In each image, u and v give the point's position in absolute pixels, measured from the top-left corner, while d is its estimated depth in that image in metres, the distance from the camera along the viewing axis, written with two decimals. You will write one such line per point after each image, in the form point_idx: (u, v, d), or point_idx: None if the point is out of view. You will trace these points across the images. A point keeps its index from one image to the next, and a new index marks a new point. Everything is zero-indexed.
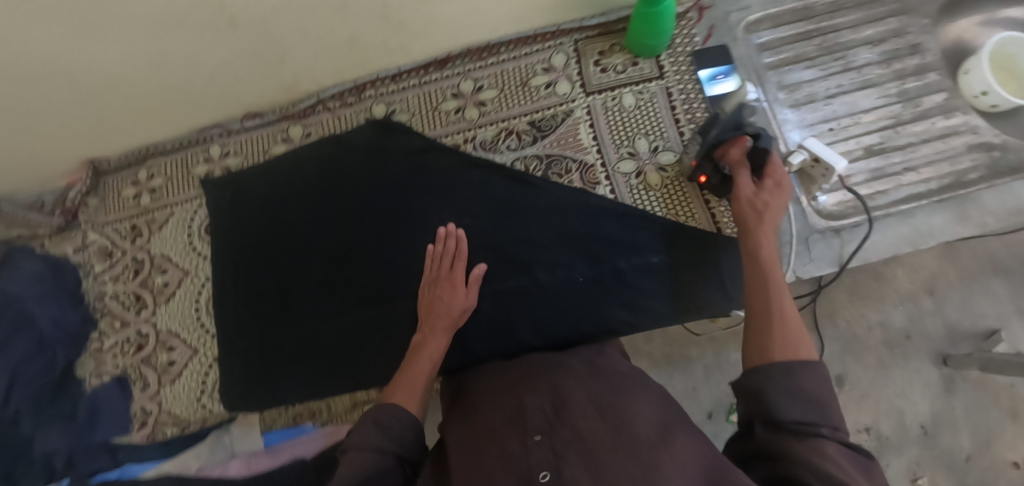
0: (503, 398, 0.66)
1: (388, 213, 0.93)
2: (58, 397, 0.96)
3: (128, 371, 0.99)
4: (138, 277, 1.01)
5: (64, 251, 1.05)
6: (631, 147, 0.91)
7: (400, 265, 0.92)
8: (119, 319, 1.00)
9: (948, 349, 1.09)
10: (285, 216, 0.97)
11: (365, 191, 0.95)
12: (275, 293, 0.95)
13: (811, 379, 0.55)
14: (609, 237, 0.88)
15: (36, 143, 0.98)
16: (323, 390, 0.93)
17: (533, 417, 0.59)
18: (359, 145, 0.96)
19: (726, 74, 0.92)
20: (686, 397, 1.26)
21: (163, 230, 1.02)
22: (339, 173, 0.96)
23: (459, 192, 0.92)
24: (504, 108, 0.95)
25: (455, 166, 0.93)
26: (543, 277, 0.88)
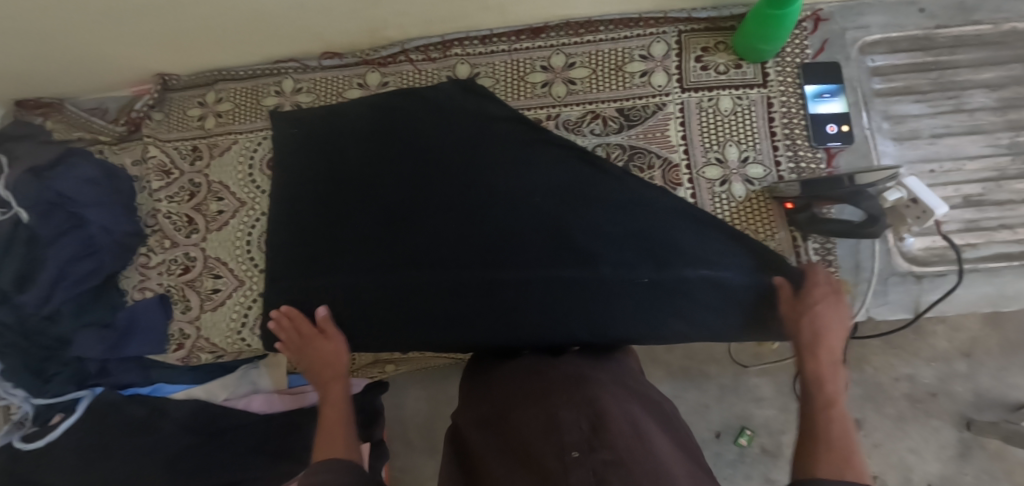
0: (532, 407, 0.68)
1: (455, 179, 0.90)
2: (98, 303, 0.95)
3: (171, 291, 0.97)
4: (193, 200, 1.00)
5: (122, 161, 1.04)
6: (720, 154, 0.87)
7: (459, 233, 0.89)
8: (169, 238, 0.99)
9: (972, 415, 1.03)
10: (347, 164, 0.94)
11: (436, 156, 0.91)
12: (327, 241, 0.92)
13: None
14: (674, 245, 0.84)
15: (110, 48, 0.96)
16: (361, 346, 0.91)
17: (571, 434, 0.61)
18: (437, 102, 0.92)
19: (832, 94, 0.88)
20: (695, 412, 1.26)
21: (224, 156, 1.00)
22: (411, 131, 0.93)
23: (531, 169, 0.89)
24: (594, 91, 0.91)
25: (532, 142, 0.89)
26: (605, 271, 0.85)
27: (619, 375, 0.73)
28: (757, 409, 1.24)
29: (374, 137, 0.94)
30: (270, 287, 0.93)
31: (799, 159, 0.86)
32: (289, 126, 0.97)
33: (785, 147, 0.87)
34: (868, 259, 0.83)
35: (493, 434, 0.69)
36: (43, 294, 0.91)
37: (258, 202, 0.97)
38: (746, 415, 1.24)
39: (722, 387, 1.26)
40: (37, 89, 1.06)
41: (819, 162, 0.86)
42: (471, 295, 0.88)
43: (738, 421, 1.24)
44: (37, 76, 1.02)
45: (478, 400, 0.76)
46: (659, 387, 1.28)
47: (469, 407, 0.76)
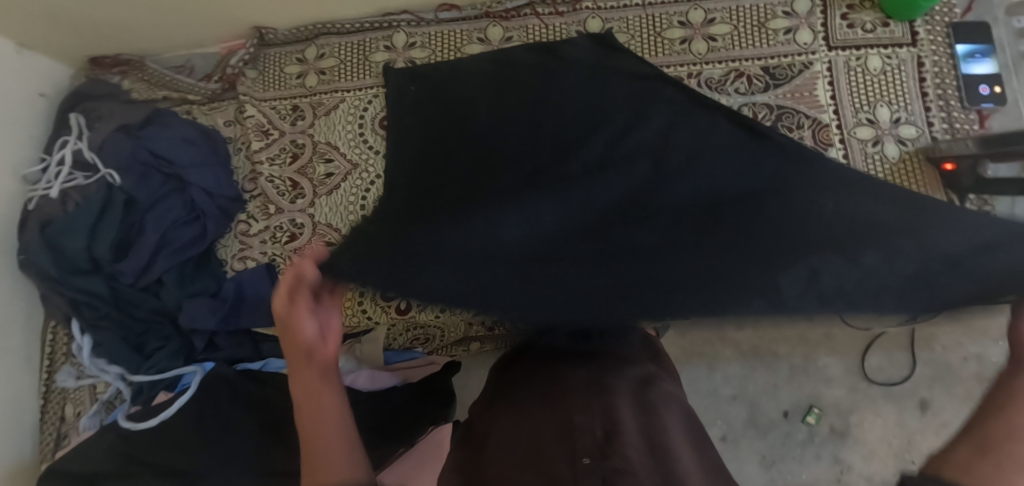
0: (547, 409, 0.63)
1: (581, 122, 0.79)
2: (199, 271, 0.90)
3: (277, 260, 0.90)
4: (297, 163, 0.93)
5: (214, 122, 0.97)
6: (872, 114, 0.84)
7: (584, 167, 0.74)
8: (272, 204, 0.92)
9: None
10: (464, 113, 0.85)
11: (563, 104, 0.82)
12: (431, 194, 0.80)
13: None
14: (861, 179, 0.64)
15: (210, 1, 0.88)
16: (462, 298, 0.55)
17: (583, 440, 0.55)
18: (574, 57, 0.87)
19: (983, 54, 0.85)
20: None
21: (331, 116, 0.93)
22: (539, 84, 0.85)
23: (661, 108, 0.77)
24: (737, 48, 0.87)
25: (676, 93, 0.81)
26: (775, 207, 0.62)
27: (642, 392, 0.66)
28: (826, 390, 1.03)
29: (497, 90, 0.86)
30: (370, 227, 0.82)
31: (953, 120, 0.84)
32: (405, 82, 0.90)
33: (938, 107, 0.84)
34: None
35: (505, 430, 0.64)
36: (144, 263, 0.86)
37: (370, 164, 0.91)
38: (815, 395, 1.04)
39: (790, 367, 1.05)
40: (117, 44, 0.97)
41: (972, 124, 0.84)
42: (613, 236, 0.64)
43: (806, 401, 1.03)
44: (122, 30, 0.93)
45: (492, 400, 0.73)
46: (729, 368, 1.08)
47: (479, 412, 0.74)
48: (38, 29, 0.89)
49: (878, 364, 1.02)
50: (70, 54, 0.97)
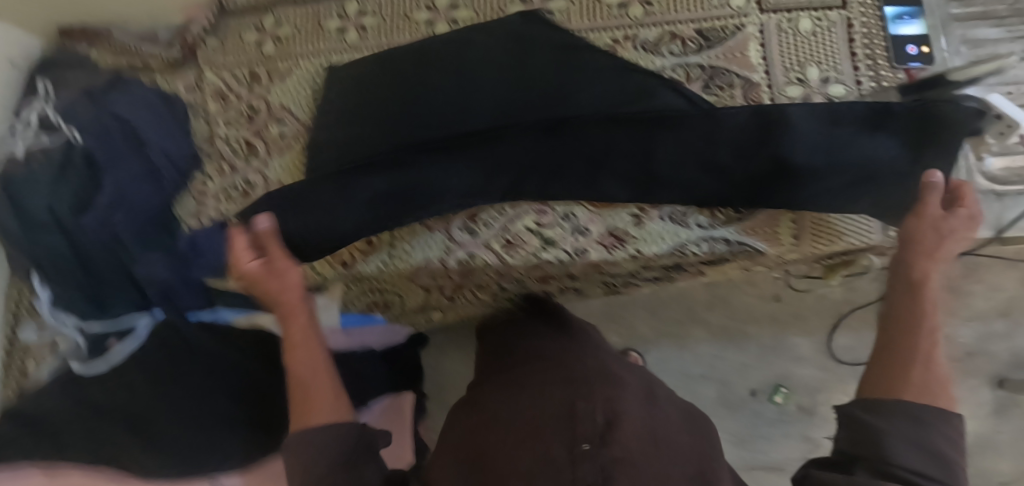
0: (552, 394, 0.66)
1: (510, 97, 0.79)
2: (158, 228, 0.92)
3: (230, 217, 0.94)
4: (252, 125, 0.96)
5: (177, 89, 1.00)
6: (801, 74, 0.87)
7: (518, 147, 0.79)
8: (227, 164, 0.96)
9: (1004, 375, 1.41)
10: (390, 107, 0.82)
11: (496, 92, 0.80)
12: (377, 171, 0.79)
13: (946, 438, 0.58)
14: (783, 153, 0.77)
15: None
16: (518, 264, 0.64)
17: (585, 426, 0.59)
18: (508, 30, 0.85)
19: (912, 16, 0.88)
20: (737, 371, 1.52)
21: (285, 81, 0.97)
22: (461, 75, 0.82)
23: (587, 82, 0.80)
24: (672, 12, 0.90)
25: (605, 67, 0.80)
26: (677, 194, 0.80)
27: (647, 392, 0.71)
28: (797, 366, 1.50)
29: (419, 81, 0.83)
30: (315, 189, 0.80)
31: (880, 79, 0.86)
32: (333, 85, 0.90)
33: (867, 68, 0.86)
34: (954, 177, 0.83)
35: (514, 404, 0.68)
36: (102, 217, 0.88)
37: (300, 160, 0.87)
38: (786, 373, 1.50)
39: (762, 347, 1.52)
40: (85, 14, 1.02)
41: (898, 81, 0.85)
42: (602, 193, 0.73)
43: (776, 378, 1.49)
44: None
45: (498, 377, 0.78)
46: (698, 348, 1.54)
47: (486, 382, 0.79)
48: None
49: (845, 343, 1.49)
50: (40, 23, 1.02)
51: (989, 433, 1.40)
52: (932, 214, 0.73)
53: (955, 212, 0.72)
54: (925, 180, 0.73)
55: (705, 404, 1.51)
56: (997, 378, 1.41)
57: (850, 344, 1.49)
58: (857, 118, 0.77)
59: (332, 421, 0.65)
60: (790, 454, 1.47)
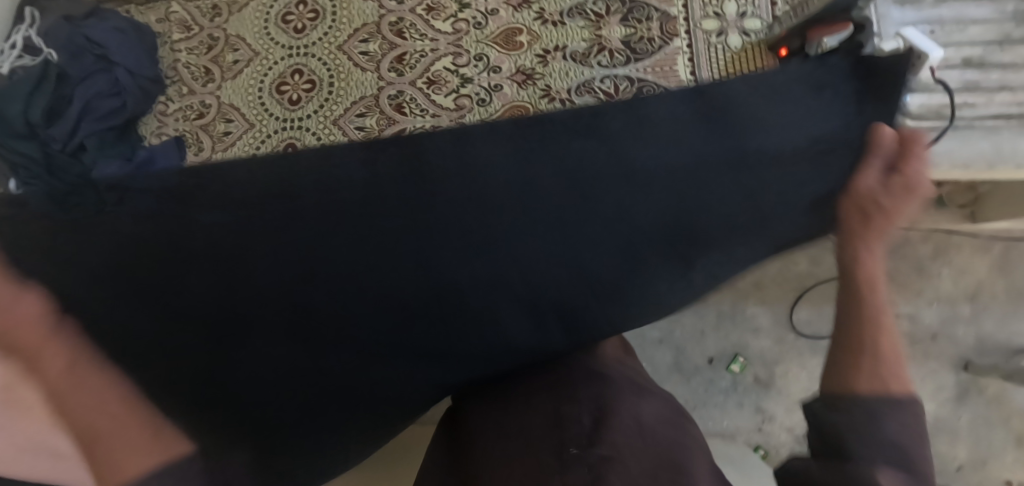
0: (540, 397, 0.70)
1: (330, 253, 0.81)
2: (118, 141, 1.03)
3: (185, 134, 1.02)
4: (211, 52, 1.04)
5: (148, 20, 1.10)
6: (719, 8, 0.89)
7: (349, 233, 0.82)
8: (186, 87, 1.04)
9: (973, 357, 1.36)
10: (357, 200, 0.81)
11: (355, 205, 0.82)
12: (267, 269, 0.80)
13: (908, 420, 0.54)
14: (715, 181, 0.75)
15: None
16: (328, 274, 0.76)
17: (572, 430, 0.61)
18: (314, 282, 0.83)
19: None
20: (695, 338, 1.56)
21: (242, 12, 1.05)
22: (482, 148, 0.85)
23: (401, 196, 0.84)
24: None
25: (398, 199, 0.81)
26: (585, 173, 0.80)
27: (633, 378, 0.73)
28: (754, 337, 1.54)
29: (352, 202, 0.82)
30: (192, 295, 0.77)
31: None
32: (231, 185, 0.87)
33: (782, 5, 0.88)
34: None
35: (496, 419, 0.71)
36: (70, 129, 0.99)
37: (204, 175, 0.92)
38: (742, 346, 1.54)
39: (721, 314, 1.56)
40: None
41: None
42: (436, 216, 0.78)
43: (733, 349, 1.54)
44: None
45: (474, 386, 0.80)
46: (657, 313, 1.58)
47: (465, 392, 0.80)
48: None
49: (806, 316, 1.53)
50: None
51: (946, 417, 1.35)
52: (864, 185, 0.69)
53: (894, 176, 0.67)
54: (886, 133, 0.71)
55: (659, 367, 1.56)
56: (961, 362, 1.36)
57: (810, 317, 1.52)
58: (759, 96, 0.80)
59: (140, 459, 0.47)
60: (740, 424, 1.51)
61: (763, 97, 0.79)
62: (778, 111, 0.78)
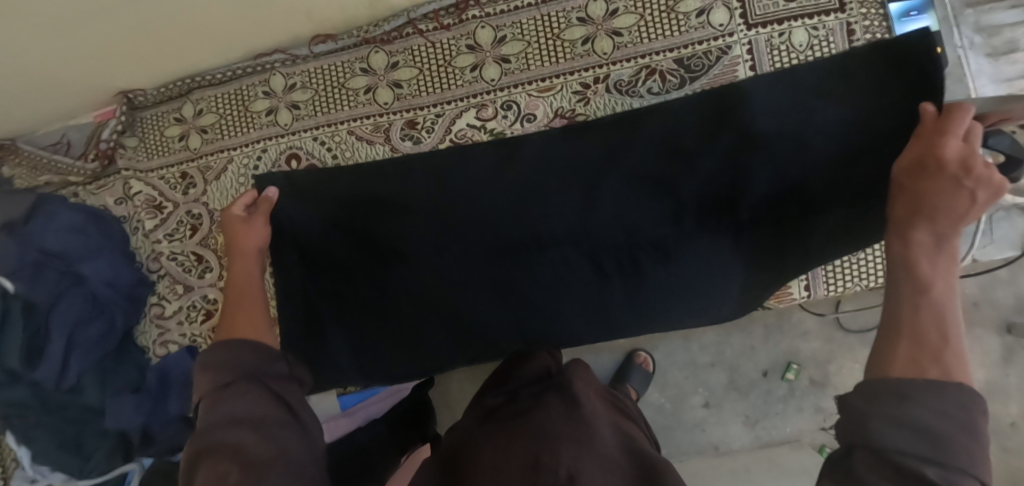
0: (520, 442, 0.59)
1: (385, 201, 0.80)
2: (121, 363, 0.86)
3: (198, 341, 0.87)
4: (197, 235, 0.87)
5: (104, 201, 0.90)
6: None
7: (420, 201, 0.79)
8: (180, 283, 0.87)
9: (1014, 316, 1.07)
10: (394, 197, 0.80)
11: (440, 199, 0.79)
12: (362, 168, 0.81)
13: (935, 411, 0.42)
14: (716, 160, 0.74)
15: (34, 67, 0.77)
16: (384, 225, 0.80)
17: (545, 478, 0.52)
18: (415, 162, 0.80)
19: (919, 10, 0.74)
20: (743, 354, 1.31)
21: (221, 179, 0.86)
22: (541, 150, 0.78)
23: (480, 184, 0.79)
24: (645, 40, 0.77)
25: (474, 177, 0.79)
26: (662, 130, 0.75)
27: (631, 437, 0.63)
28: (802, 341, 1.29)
29: (464, 216, 0.79)
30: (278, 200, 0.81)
31: None
32: (309, 214, 0.81)
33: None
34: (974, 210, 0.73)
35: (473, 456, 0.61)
36: (59, 368, 0.80)
37: (292, 173, 0.82)
38: (793, 350, 1.31)
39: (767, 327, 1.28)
40: None
41: None
42: (517, 164, 0.78)
43: (785, 355, 1.29)
44: None
45: (474, 416, 0.69)
46: (703, 337, 1.34)
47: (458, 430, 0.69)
48: None
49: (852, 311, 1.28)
50: None
51: (997, 381, 1.08)
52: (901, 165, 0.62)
53: (934, 150, 0.59)
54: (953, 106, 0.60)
55: (715, 391, 1.31)
56: (1000, 322, 1.07)
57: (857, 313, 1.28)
58: (881, 58, 0.70)
59: (261, 339, 0.61)
60: (802, 426, 1.30)
61: (821, 82, 0.72)
62: (834, 95, 0.71)
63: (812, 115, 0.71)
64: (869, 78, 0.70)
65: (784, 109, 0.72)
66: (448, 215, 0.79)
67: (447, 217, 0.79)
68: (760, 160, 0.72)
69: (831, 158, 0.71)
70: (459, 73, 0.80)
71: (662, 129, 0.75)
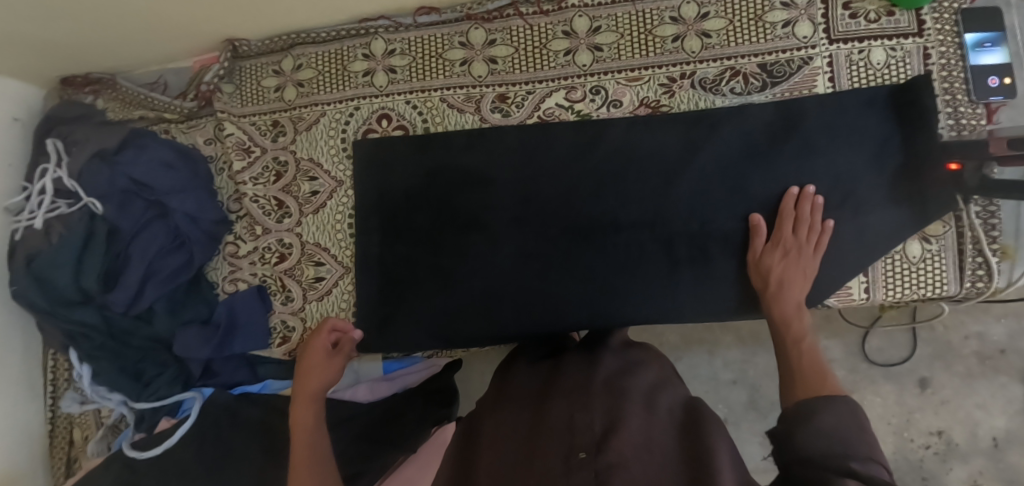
0: (558, 400, 0.63)
1: (469, 174, 0.85)
2: (189, 299, 0.89)
3: (269, 281, 0.90)
4: (280, 182, 0.91)
5: (194, 141, 0.94)
6: (874, 112, 0.79)
7: (503, 178, 0.84)
8: (259, 225, 0.91)
9: None
10: (479, 170, 0.85)
11: (522, 178, 0.84)
12: (447, 139, 0.86)
13: (836, 416, 0.56)
14: (782, 169, 0.79)
15: (160, 11, 0.81)
16: (466, 197, 0.85)
17: (581, 435, 0.57)
18: (501, 136, 0.85)
19: (993, 43, 0.80)
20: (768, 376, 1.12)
21: (312, 131, 0.90)
22: (635, 137, 0.83)
23: (562, 163, 0.83)
24: (732, 44, 0.83)
25: (558, 154, 0.84)
26: (732, 134, 0.81)
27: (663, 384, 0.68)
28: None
29: (540, 192, 0.83)
30: (364, 166, 0.88)
31: (958, 116, 0.80)
32: (397, 176, 0.87)
33: (945, 116, 0.80)
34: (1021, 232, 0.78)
35: (508, 417, 0.65)
36: (133, 293, 0.83)
37: (385, 138, 0.88)
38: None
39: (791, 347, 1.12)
40: (87, 63, 0.93)
41: (979, 119, 0.79)
42: (597, 153, 0.83)
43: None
44: (95, 51, 0.90)
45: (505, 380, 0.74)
46: (728, 353, 1.16)
47: (488, 397, 0.73)
48: (24, 62, 0.87)
49: (878, 345, 1.07)
50: (40, 75, 0.92)
51: (1017, 428, 1.01)
52: (782, 252, 0.77)
53: (786, 243, 0.77)
54: (803, 196, 0.77)
55: (735, 410, 1.14)
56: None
57: (884, 346, 1.06)
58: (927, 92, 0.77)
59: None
60: None
61: (876, 110, 0.79)
62: (883, 118, 0.79)
63: (861, 139, 0.79)
64: (908, 107, 0.78)
65: (841, 134, 0.79)
66: (528, 195, 0.84)
67: (526, 196, 0.84)
68: (815, 171, 0.79)
69: (883, 177, 0.78)
70: (553, 56, 0.85)
71: (737, 130, 0.81)
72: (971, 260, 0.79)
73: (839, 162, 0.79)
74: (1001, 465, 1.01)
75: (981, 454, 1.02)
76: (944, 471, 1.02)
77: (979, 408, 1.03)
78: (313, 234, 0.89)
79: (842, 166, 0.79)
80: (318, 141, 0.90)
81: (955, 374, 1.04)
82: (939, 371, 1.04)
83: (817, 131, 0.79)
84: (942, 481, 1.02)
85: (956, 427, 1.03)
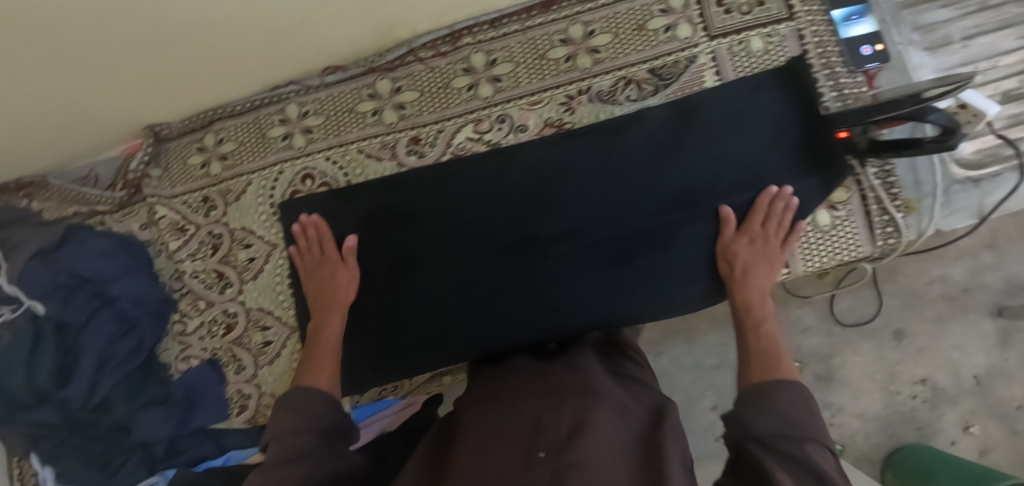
0: (529, 404, 0.60)
1: (405, 212, 0.88)
2: (145, 381, 0.90)
3: (219, 353, 0.93)
4: (218, 254, 0.93)
5: (130, 228, 0.97)
6: (762, 95, 0.84)
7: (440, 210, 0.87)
8: (202, 299, 0.94)
9: (1005, 300, 1.02)
10: (415, 210, 0.88)
11: (457, 207, 0.87)
12: (382, 181, 0.89)
13: (790, 400, 0.57)
14: (689, 167, 0.83)
15: (79, 111, 0.85)
16: (405, 236, 0.87)
17: (547, 434, 0.53)
18: (427, 174, 0.88)
19: (859, 15, 0.85)
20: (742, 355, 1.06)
21: (241, 200, 0.93)
22: (553, 155, 0.86)
23: (490, 190, 0.86)
24: (621, 55, 0.87)
25: (483, 182, 0.87)
26: (636, 138, 0.85)
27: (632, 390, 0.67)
28: (805, 339, 1.07)
29: (472, 217, 0.86)
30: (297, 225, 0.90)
31: (841, 87, 0.84)
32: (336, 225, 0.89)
33: (828, 89, 0.84)
34: (925, 178, 0.81)
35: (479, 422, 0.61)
36: (88, 385, 0.84)
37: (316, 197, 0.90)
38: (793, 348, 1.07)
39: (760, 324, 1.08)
40: (17, 171, 0.95)
41: (860, 86, 0.84)
42: (528, 170, 0.86)
43: None
44: (22, 158, 0.92)
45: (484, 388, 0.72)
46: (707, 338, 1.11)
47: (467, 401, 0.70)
48: None
49: (848, 305, 1.07)
50: None
51: (996, 363, 1.02)
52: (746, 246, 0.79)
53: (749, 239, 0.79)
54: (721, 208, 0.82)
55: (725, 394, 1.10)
56: (993, 306, 1.03)
57: (853, 304, 1.06)
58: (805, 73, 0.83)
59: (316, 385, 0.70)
60: None
61: (764, 94, 0.84)
62: (773, 98, 0.83)
63: (753, 125, 0.83)
64: (791, 86, 0.83)
65: (734, 123, 0.83)
66: (461, 226, 0.86)
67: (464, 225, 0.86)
68: (716, 160, 0.83)
69: (778, 159, 0.82)
70: (457, 93, 0.90)
71: (639, 135, 0.85)
72: (879, 219, 0.82)
73: (737, 148, 0.83)
74: (989, 402, 1.01)
75: (967, 394, 1.02)
76: (936, 417, 1.02)
77: (957, 349, 1.03)
78: (257, 301, 0.92)
79: (744, 151, 0.82)
80: (247, 210, 0.93)
81: (926, 318, 1.04)
82: (911, 319, 1.05)
83: (711, 123, 0.84)
84: (936, 428, 1.01)
85: (939, 373, 1.03)
